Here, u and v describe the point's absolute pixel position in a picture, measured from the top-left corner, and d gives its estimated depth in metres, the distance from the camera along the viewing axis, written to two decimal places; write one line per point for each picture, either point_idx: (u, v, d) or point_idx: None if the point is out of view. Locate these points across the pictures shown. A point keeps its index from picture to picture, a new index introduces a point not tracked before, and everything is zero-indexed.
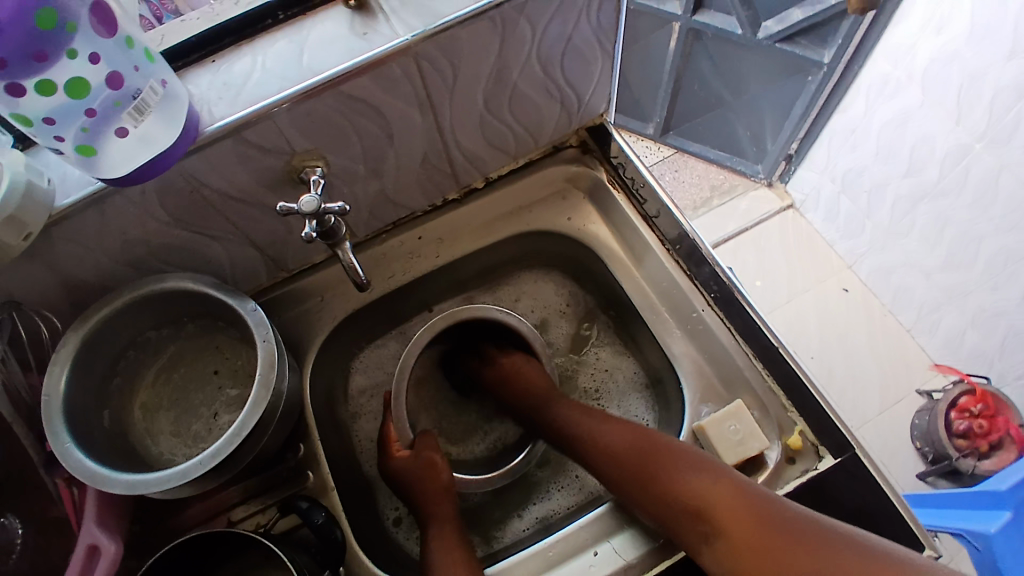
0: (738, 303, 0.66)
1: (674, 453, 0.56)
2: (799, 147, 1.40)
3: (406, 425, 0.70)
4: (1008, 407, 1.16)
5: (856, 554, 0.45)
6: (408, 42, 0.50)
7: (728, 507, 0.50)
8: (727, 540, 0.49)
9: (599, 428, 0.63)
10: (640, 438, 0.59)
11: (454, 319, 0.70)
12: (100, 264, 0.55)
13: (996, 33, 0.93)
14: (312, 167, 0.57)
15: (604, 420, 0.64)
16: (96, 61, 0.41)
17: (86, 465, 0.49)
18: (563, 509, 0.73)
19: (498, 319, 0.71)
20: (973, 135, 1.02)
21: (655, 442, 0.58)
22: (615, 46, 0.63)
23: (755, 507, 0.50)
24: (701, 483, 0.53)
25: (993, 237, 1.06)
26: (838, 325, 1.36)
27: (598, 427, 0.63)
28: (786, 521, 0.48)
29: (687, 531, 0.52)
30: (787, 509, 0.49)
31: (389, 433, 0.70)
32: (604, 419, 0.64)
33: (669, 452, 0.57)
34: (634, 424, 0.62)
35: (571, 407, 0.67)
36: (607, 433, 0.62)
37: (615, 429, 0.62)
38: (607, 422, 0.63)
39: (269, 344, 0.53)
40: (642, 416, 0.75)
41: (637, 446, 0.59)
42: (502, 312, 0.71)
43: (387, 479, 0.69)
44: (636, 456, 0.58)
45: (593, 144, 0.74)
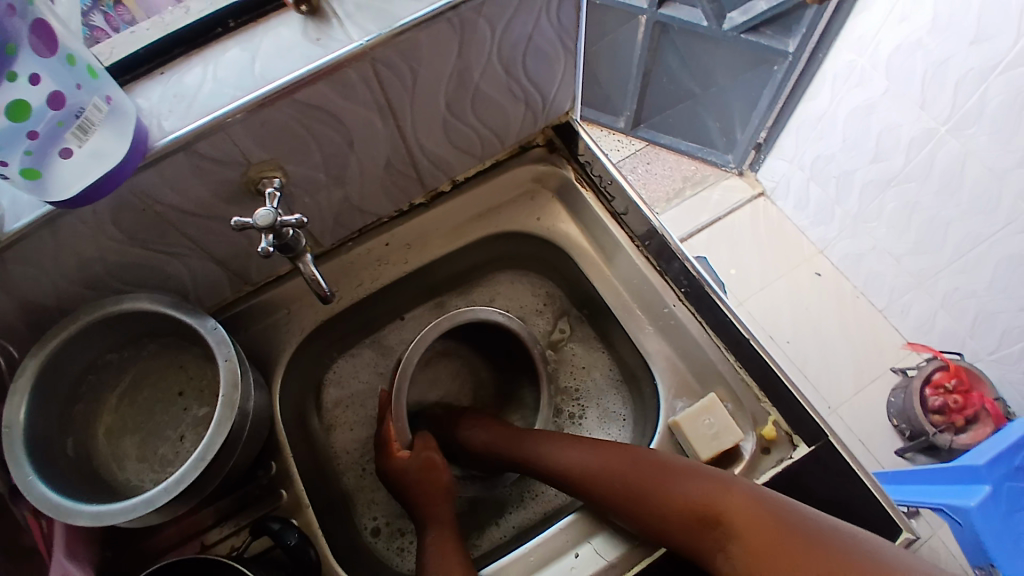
0: (709, 297, 0.66)
1: (669, 469, 0.56)
2: (768, 136, 1.41)
3: (406, 425, 0.68)
4: (983, 381, 1.19)
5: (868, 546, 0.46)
6: (365, 48, 0.49)
7: (739, 509, 0.50)
8: (745, 547, 0.48)
9: (580, 452, 0.62)
10: (630, 457, 0.59)
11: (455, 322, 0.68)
12: (55, 286, 0.53)
13: (957, 20, 0.94)
14: (269, 178, 0.55)
15: (583, 444, 0.63)
16: (37, 81, 0.39)
17: (49, 496, 0.47)
18: (540, 512, 0.73)
19: (497, 321, 0.69)
20: (938, 120, 1.03)
21: (644, 459, 0.58)
22: (578, 44, 0.62)
23: (761, 509, 0.50)
24: (708, 490, 0.53)
25: (960, 220, 1.08)
26: (813, 311, 1.37)
27: (578, 449, 0.63)
28: (798, 521, 0.48)
29: (699, 542, 0.52)
30: (796, 511, 0.49)
31: (388, 432, 0.68)
32: (583, 442, 0.63)
33: (659, 468, 0.56)
34: (614, 442, 0.61)
35: (549, 440, 0.65)
36: (591, 454, 0.61)
37: (598, 452, 0.61)
38: (585, 448, 0.62)
39: (232, 362, 0.52)
40: (619, 412, 0.75)
41: (625, 468, 0.58)
42: (500, 315, 0.70)
43: (385, 479, 0.68)
44: (631, 476, 0.57)
45: (559, 141, 0.74)
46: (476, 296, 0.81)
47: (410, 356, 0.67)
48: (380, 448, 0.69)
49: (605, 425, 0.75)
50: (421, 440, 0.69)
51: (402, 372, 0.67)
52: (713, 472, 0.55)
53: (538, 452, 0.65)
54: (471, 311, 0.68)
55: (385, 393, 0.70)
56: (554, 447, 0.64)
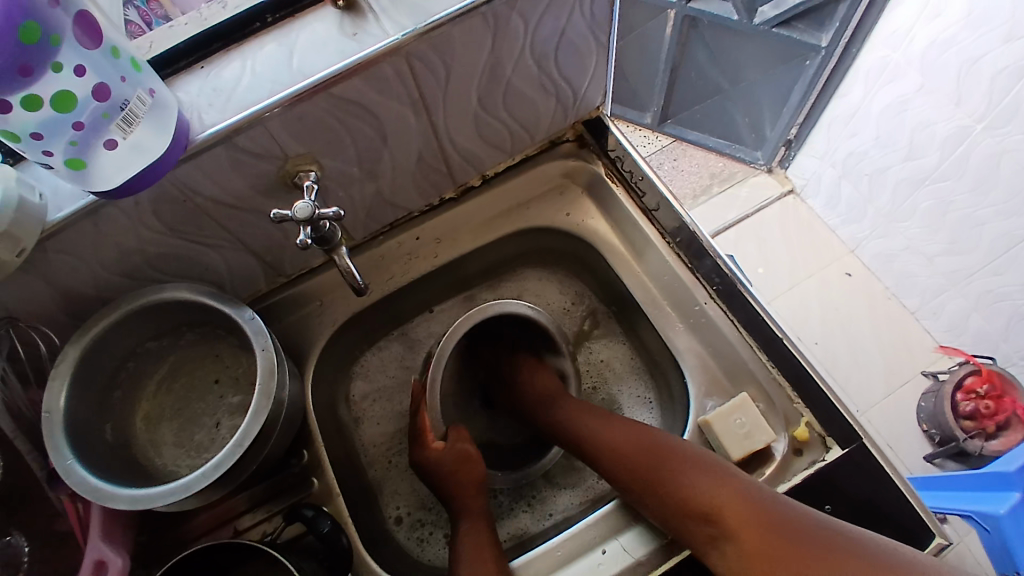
0: (741, 295, 0.65)
1: (681, 455, 0.57)
2: (798, 133, 1.39)
3: (440, 417, 0.69)
4: (1017, 386, 1.15)
5: (857, 557, 0.47)
6: (400, 42, 0.49)
7: (735, 508, 0.51)
8: (733, 545, 0.50)
9: (597, 427, 0.64)
10: (645, 437, 0.60)
11: (484, 314, 0.67)
12: (97, 276, 0.55)
13: (993, 14, 0.91)
14: (305, 172, 0.56)
15: (602, 417, 0.64)
16: (82, 73, 0.40)
17: (89, 480, 0.49)
18: (536, 524, 0.72)
19: (528, 314, 0.68)
20: (974, 118, 1.00)
21: (655, 441, 0.59)
22: (611, 38, 0.62)
23: (757, 513, 0.50)
24: (706, 484, 0.54)
25: (995, 222, 1.05)
26: (841, 311, 1.35)
27: (596, 423, 0.64)
28: (792, 526, 0.49)
29: (687, 529, 0.53)
30: (791, 514, 0.50)
31: (422, 423, 0.68)
32: (599, 416, 0.65)
33: (669, 453, 0.57)
34: (629, 422, 0.63)
35: (572, 409, 0.67)
36: (606, 432, 0.63)
37: (613, 428, 0.63)
38: (604, 422, 0.64)
39: (268, 352, 0.53)
40: (641, 394, 0.76)
41: (641, 448, 0.59)
42: (532, 309, 0.69)
43: (417, 469, 0.69)
44: (643, 455, 0.58)
45: (590, 137, 0.73)
46: (503, 293, 0.81)
47: (443, 346, 0.67)
48: (412, 440, 0.69)
49: (634, 409, 0.75)
50: (456, 432, 0.69)
51: (436, 364, 0.67)
52: (716, 467, 0.55)
53: (561, 420, 0.67)
54: (502, 304, 0.67)
55: (418, 385, 0.70)
56: (574, 415, 0.66)
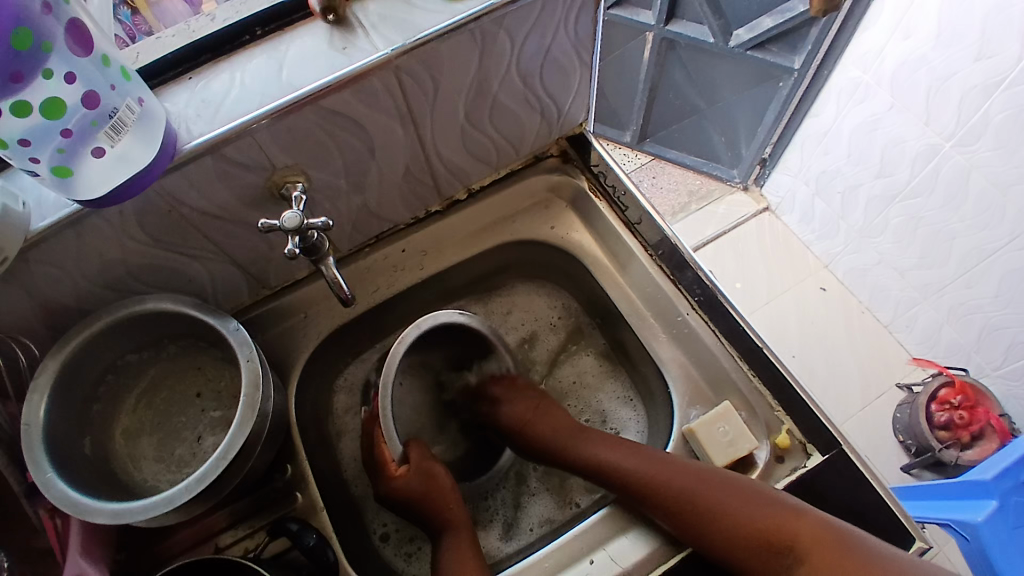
0: (722, 306, 0.66)
1: (741, 491, 0.56)
2: (773, 151, 1.42)
3: (396, 443, 0.65)
4: (988, 398, 1.19)
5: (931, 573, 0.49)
6: (389, 57, 0.50)
7: (811, 537, 0.52)
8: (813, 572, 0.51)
9: (639, 462, 0.62)
10: (694, 475, 0.59)
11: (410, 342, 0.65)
12: (78, 287, 0.54)
13: (961, 36, 0.95)
14: (292, 183, 0.56)
15: (635, 451, 0.64)
16: (72, 80, 0.40)
17: (68, 494, 0.48)
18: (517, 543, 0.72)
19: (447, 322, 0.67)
20: (943, 136, 1.04)
21: (706, 477, 0.58)
22: (593, 57, 0.64)
23: (834, 541, 0.51)
24: (780, 516, 0.54)
25: (965, 235, 1.09)
26: (818, 324, 1.38)
27: (636, 459, 0.62)
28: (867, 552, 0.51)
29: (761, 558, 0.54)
30: (866, 542, 0.51)
31: (381, 454, 0.66)
32: (638, 451, 0.63)
33: (727, 489, 0.57)
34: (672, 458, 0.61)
35: (610, 447, 0.66)
36: (648, 468, 0.61)
37: (660, 463, 0.61)
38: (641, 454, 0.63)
39: (253, 363, 0.53)
40: (620, 396, 0.77)
41: (691, 483, 0.58)
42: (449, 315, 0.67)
43: (385, 499, 0.66)
44: (698, 491, 0.57)
45: (573, 152, 0.75)
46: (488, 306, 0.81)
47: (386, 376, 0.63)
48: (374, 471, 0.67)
49: (617, 411, 0.76)
50: (415, 452, 0.67)
51: (384, 397, 0.63)
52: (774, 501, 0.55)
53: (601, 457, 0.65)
54: (430, 317, 0.65)
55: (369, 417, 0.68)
56: (606, 449, 0.66)
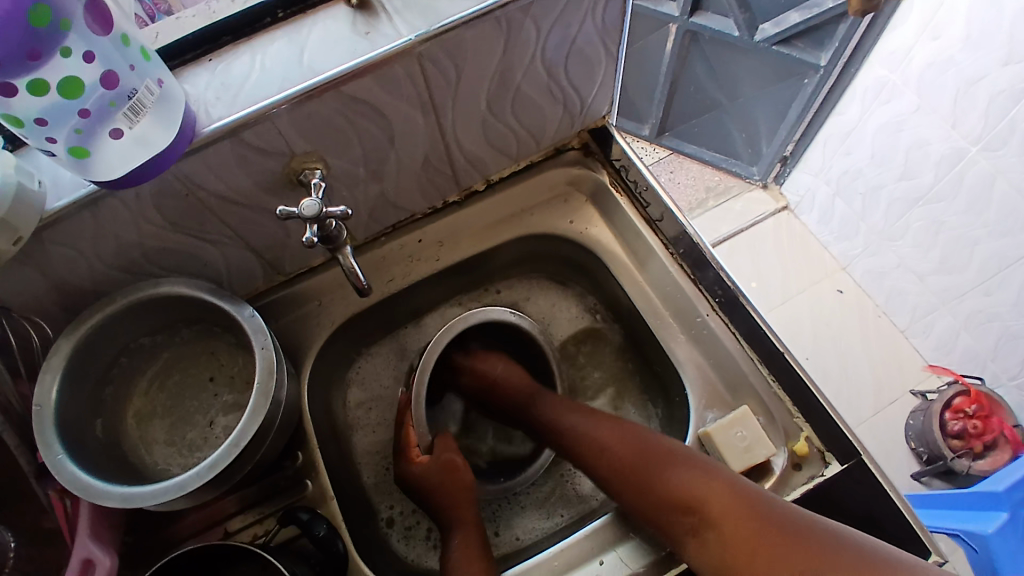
0: (743, 307, 0.65)
1: (667, 453, 0.58)
2: (794, 149, 1.40)
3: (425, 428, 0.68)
4: (1002, 407, 1.17)
5: (841, 549, 0.47)
6: (412, 43, 0.49)
7: (716, 498, 0.53)
8: (715, 534, 0.51)
9: (582, 422, 0.65)
10: (632, 438, 0.61)
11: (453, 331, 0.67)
12: (93, 268, 0.53)
13: (990, 39, 0.92)
14: (311, 170, 0.55)
15: (584, 411, 0.66)
16: (91, 60, 0.39)
17: (80, 477, 0.47)
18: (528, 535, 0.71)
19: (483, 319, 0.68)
20: (969, 140, 1.02)
21: (641, 439, 0.60)
22: (619, 48, 0.62)
23: (742, 505, 0.51)
24: (693, 478, 0.55)
25: (988, 242, 1.07)
26: (832, 327, 1.36)
27: (581, 420, 0.65)
28: (775, 516, 0.50)
29: (671, 522, 0.55)
30: (776, 508, 0.51)
31: (406, 437, 0.68)
32: (585, 411, 0.66)
33: (654, 452, 0.58)
34: (615, 420, 0.64)
35: (558, 405, 0.68)
36: (592, 429, 0.64)
37: (603, 425, 0.64)
38: (603, 421, 0.65)
39: (268, 352, 0.52)
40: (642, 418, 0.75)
41: (625, 442, 0.61)
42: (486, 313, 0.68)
43: (404, 485, 0.68)
44: (628, 452, 0.60)
45: (595, 145, 0.74)
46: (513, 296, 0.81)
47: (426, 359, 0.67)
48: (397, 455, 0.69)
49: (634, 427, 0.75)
50: (441, 443, 0.68)
51: (419, 377, 0.67)
52: (692, 457, 0.57)
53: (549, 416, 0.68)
54: (480, 313, 0.67)
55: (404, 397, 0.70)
56: (566, 415, 0.67)
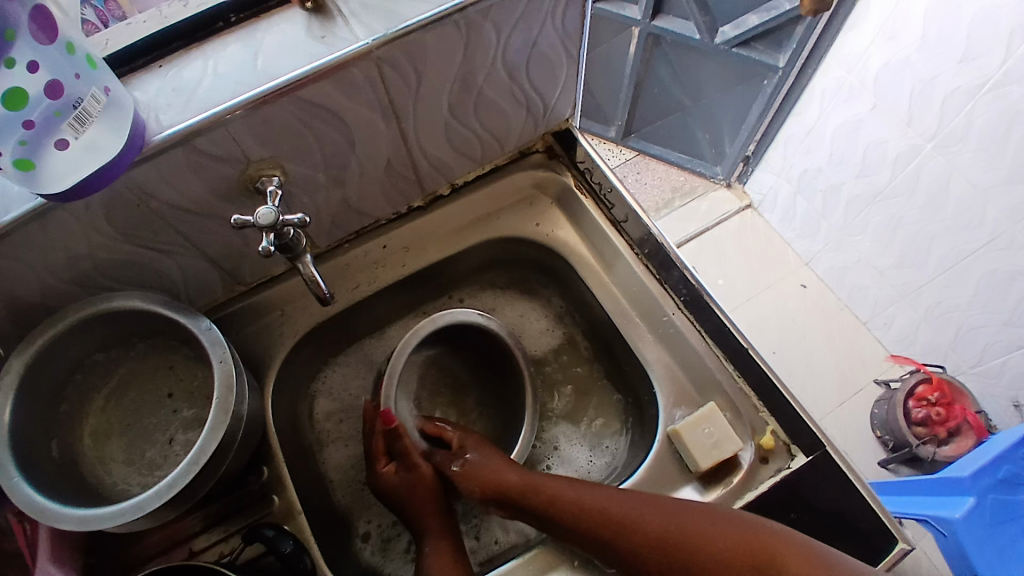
0: (708, 306, 0.66)
1: (712, 516, 0.54)
2: (756, 149, 1.43)
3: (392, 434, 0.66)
4: (965, 395, 1.21)
5: None
6: (370, 47, 0.48)
7: (790, 555, 0.50)
8: None
9: (596, 494, 0.58)
10: (661, 505, 0.56)
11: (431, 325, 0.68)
12: (41, 283, 0.51)
13: (946, 39, 0.95)
14: (269, 176, 0.54)
15: (593, 486, 0.59)
16: (36, 70, 0.38)
17: (35, 500, 0.46)
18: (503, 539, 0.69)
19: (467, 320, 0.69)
20: (924, 137, 1.05)
21: (673, 506, 0.55)
22: (581, 51, 0.63)
23: (814, 557, 0.50)
24: (753, 537, 0.52)
25: (944, 236, 1.10)
26: (797, 322, 1.39)
27: (595, 492, 0.58)
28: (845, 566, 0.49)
29: None
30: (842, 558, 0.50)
31: (377, 444, 0.66)
32: (590, 484, 0.59)
33: (695, 519, 0.54)
34: (627, 490, 0.58)
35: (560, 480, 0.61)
36: (611, 501, 0.57)
37: (624, 496, 0.57)
38: (599, 489, 0.58)
39: (226, 365, 0.51)
40: (613, 420, 0.75)
41: (655, 511, 0.55)
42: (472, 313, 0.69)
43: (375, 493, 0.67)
44: (668, 522, 0.54)
45: (559, 148, 0.74)
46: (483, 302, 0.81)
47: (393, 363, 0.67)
48: (368, 460, 0.67)
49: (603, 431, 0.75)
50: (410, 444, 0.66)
51: (388, 380, 0.67)
52: (738, 517, 0.54)
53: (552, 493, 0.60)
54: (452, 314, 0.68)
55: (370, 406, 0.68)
56: (558, 489, 0.60)
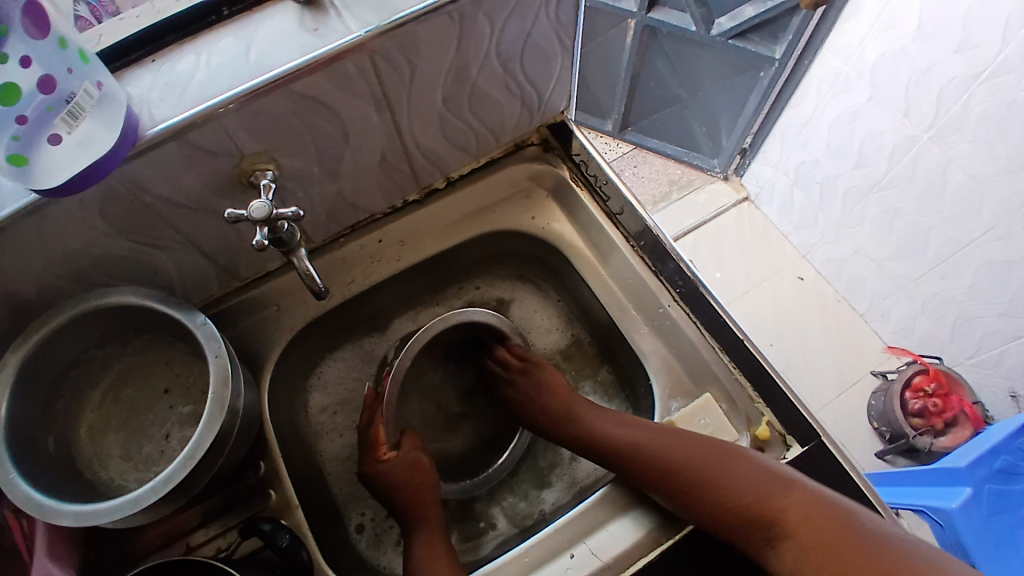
0: (704, 298, 0.66)
1: (730, 460, 0.55)
2: (753, 142, 1.43)
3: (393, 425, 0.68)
4: (962, 385, 1.21)
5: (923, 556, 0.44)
6: (362, 39, 0.48)
7: (796, 511, 0.49)
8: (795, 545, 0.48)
9: (625, 431, 0.62)
10: (683, 441, 0.58)
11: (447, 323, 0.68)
12: (36, 279, 0.51)
13: (943, 29, 0.95)
14: (262, 171, 0.54)
15: (628, 423, 0.63)
16: (28, 64, 0.38)
17: (33, 497, 0.45)
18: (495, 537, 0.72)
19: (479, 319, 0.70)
20: (921, 128, 1.05)
21: (698, 443, 0.57)
22: (575, 42, 0.62)
23: (821, 515, 0.48)
24: (765, 487, 0.52)
25: (941, 227, 1.10)
26: (794, 315, 1.40)
27: (627, 429, 0.62)
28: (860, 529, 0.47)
29: (745, 532, 0.51)
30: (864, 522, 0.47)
31: (376, 435, 0.67)
32: (626, 421, 0.63)
33: (715, 459, 0.55)
34: (660, 426, 0.61)
35: (603, 420, 0.65)
36: (637, 436, 0.61)
37: (650, 433, 0.60)
38: (643, 429, 0.61)
39: (221, 359, 0.51)
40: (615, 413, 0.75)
41: (677, 449, 0.57)
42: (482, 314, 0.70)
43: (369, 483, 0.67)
44: (682, 461, 0.56)
45: (555, 141, 0.74)
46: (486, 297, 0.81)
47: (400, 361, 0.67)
48: (363, 451, 0.68)
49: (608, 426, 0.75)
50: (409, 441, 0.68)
51: (395, 375, 0.67)
52: (760, 463, 0.54)
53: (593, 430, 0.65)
54: (466, 313, 0.69)
55: (373, 395, 0.70)
56: (605, 425, 0.64)
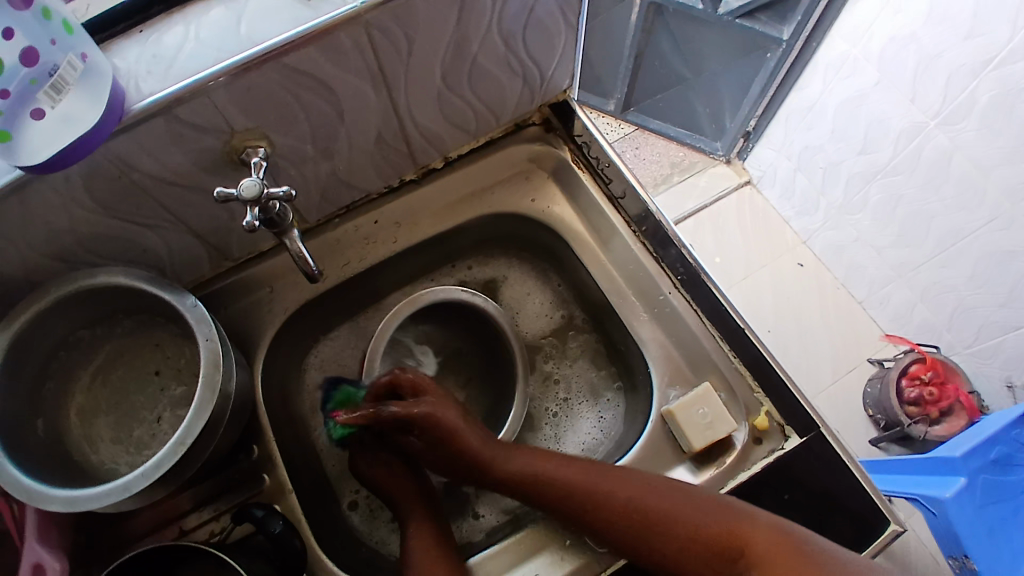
0: (704, 284, 0.65)
1: (672, 495, 0.55)
2: (757, 124, 1.41)
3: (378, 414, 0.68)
4: (958, 374, 1.21)
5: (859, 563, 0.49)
6: (357, 11, 0.46)
7: (753, 536, 0.51)
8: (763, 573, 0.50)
9: (556, 469, 0.60)
10: (618, 481, 0.57)
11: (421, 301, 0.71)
12: (21, 258, 0.50)
13: (952, 14, 0.92)
14: (254, 148, 0.52)
15: (555, 461, 0.60)
16: (11, 36, 0.37)
17: (22, 481, 0.45)
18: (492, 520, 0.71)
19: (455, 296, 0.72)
20: (927, 114, 1.03)
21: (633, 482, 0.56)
22: (579, 18, 0.60)
23: (775, 537, 0.51)
24: (714, 518, 0.53)
25: (943, 215, 1.09)
26: (793, 302, 1.39)
27: (556, 467, 0.60)
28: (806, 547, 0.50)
29: (706, 563, 0.52)
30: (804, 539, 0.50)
31: (361, 427, 0.68)
32: (551, 459, 0.61)
33: (654, 497, 0.55)
34: (586, 463, 0.59)
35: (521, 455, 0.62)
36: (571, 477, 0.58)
37: (581, 473, 0.58)
38: (574, 464, 0.60)
39: (213, 342, 0.50)
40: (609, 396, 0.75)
41: (615, 488, 0.56)
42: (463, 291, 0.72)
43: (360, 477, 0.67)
44: (626, 503, 0.55)
45: (556, 120, 0.72)
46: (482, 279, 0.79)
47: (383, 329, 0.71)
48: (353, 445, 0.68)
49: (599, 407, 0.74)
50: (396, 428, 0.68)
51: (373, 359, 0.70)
52: (699, 494, 0.55)
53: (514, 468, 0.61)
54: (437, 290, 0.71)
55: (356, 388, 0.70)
56: (527, 459, 0.62)
